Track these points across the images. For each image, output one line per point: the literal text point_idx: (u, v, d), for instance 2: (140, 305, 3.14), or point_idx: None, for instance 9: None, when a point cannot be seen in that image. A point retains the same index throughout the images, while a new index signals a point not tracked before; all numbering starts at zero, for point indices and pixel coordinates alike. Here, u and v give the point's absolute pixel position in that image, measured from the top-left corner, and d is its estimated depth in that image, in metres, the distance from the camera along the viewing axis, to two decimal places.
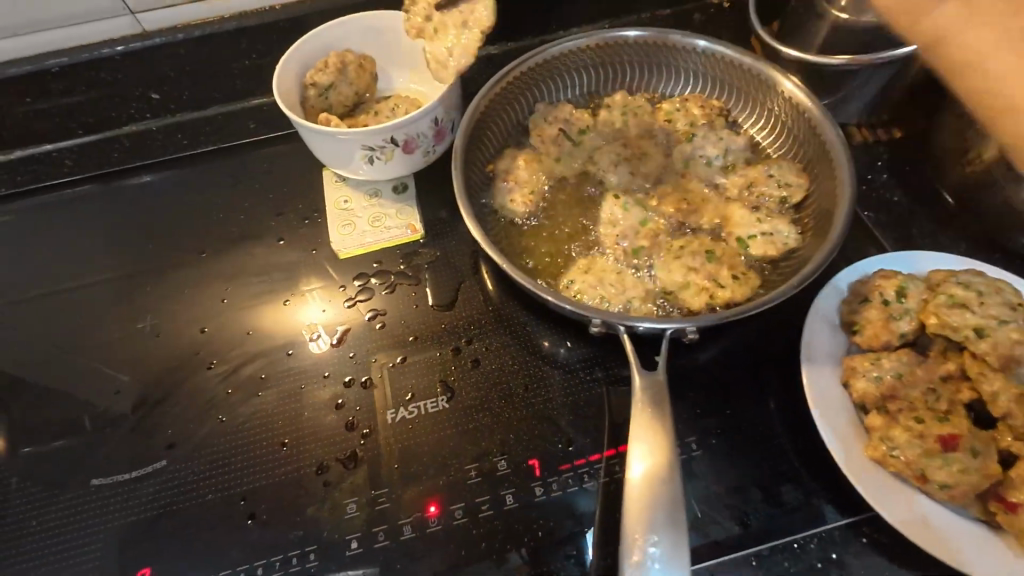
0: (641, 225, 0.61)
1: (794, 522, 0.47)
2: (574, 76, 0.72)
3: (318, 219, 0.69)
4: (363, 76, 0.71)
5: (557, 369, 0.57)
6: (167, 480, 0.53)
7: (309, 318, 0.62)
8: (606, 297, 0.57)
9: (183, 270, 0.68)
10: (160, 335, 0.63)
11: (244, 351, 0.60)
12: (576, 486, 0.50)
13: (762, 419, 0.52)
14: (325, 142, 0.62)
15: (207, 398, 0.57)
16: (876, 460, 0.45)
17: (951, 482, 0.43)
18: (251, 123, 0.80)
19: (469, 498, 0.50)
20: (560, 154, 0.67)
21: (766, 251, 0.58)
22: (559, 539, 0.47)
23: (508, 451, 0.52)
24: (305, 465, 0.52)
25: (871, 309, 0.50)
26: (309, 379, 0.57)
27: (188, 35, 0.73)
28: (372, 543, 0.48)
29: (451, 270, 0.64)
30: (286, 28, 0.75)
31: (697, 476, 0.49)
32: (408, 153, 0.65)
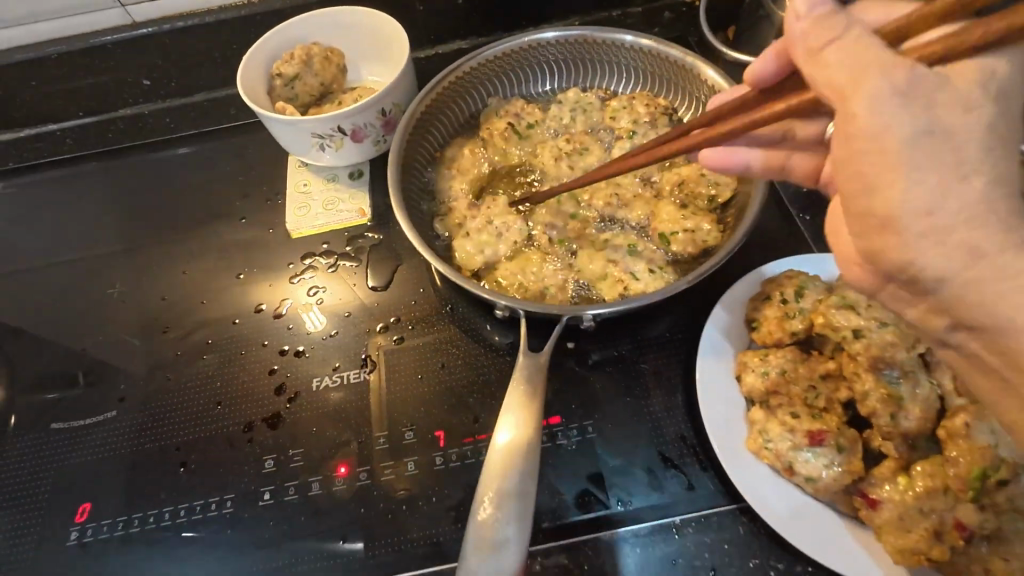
0: (569, 217, 0.64)
1: (672, 505, 0.49)
2: (527, 73, 0.74)
3: (279, 201, 0.75)
4: (328, 68, 0.75)
5: (478, 350, 0.61)
6: (116, 429, 0.59)
7: (257, 291, 0.67)
8: (525, 285, 0.60)
9: (155, 243, 0.74)
10: (128, 301, 0.69)
11: (197, 319, 0.66)
12: (473, 458, 0.54)
13: (659, 407, 0.54)
14: (278, 129, 0.67)
15: (159, 359, 0.63)
16: (753, 451, 0.47)
17: (815, 475, 0.44)
18: (232, 109, 0.86)
19: (375, 462, 0.54)
20: (505, 148, 0.70)
21: (685, 247, 0.60)
22: (448, 506, 0.52)
23: (417, 422, 0.56)
24: (234, 423, 0.57)
25: (770, 307, 0.51)
26: (249, 347, 0.62)
27: (172, 26, 0.78)
28: (283, 495, 0.53)
29: (391, 253, 0.68)
30: (263, 20, 0.80)
31: (587, 456, 0.52)
32: (358, 142, 0.69)
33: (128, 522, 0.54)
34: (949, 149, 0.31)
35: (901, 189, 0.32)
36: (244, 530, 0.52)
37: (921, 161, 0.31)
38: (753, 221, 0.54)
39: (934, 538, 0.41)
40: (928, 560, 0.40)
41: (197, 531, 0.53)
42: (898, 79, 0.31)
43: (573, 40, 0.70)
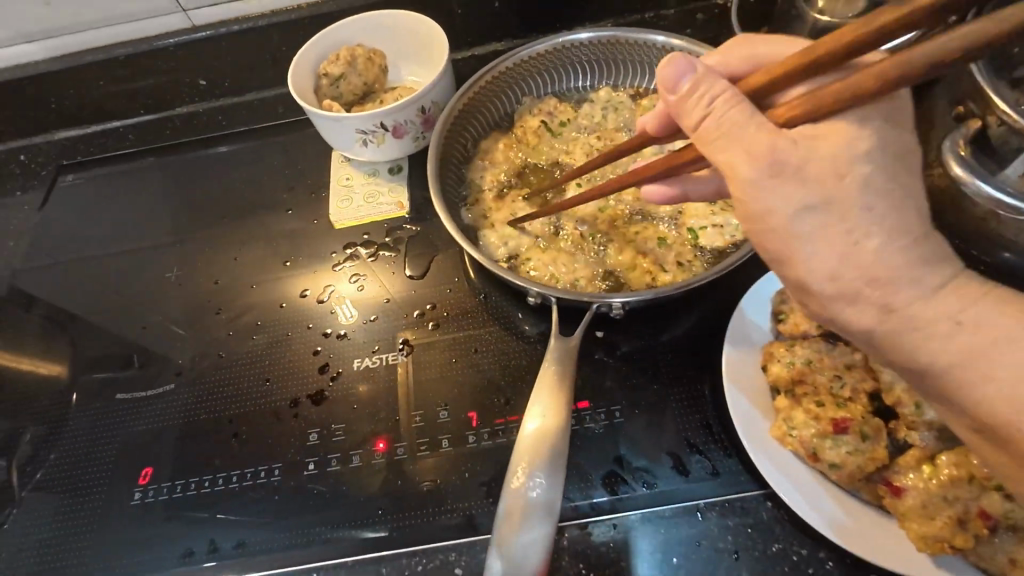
0: (599, 211, 0.66)
1: (698, 489, 0.51)
2: (561, 72, 0.77)
3: (323, 194, 0.79)
4: (371, 68, 0.79)
5: (510, 337, 0.63)
6: (173, 401, 0.64)
7: (303, 278, 0.71)
8: (556, 275, 0.62)
9: (208, 231, 0.79)
10: (184, 285, 0.74)
11: (247, 302, 0.70)
12: (505, 438, 0.57)
13: (685, 395, 0.56)
14: (325, 125, 0.71)
15: (213, 338, 0.68)
16: (778, 439, 0.48)
17: (839, 462, 0.45)
18: (280, 108, 0.91)
19: (411, 439, 0.58)
20: (539, 144, 0.73)
21: (714, 242, 0.61)
22: (480, 482, 0.54)
23: (451, 403, 0.59)
24: (281, 398, 0.62)
25: (796, 300, 0.52)
26: (295, 329, 0.67)
27: (229, 30, 0.84)
28: (326, 466, 0.57)
29: (428, 245, 0.71)
30: (311, 24, 0.84)
31: (614, 439, 0.54)
32: (399, 138, 0.73)
33: (185, 486, 0.59)
34: (835, 210, 0.34)
35: (790, 232, 0.35)
36: (290, 497, 0.56)
37: (805, 219, 0.35)
38: None
39: (958, 526, 0.41)
40: (953, 548, 0.41)
41: (247, 496, 0.57)
42: (759, 165, 0.35)
43: (606, 41, 0.72)
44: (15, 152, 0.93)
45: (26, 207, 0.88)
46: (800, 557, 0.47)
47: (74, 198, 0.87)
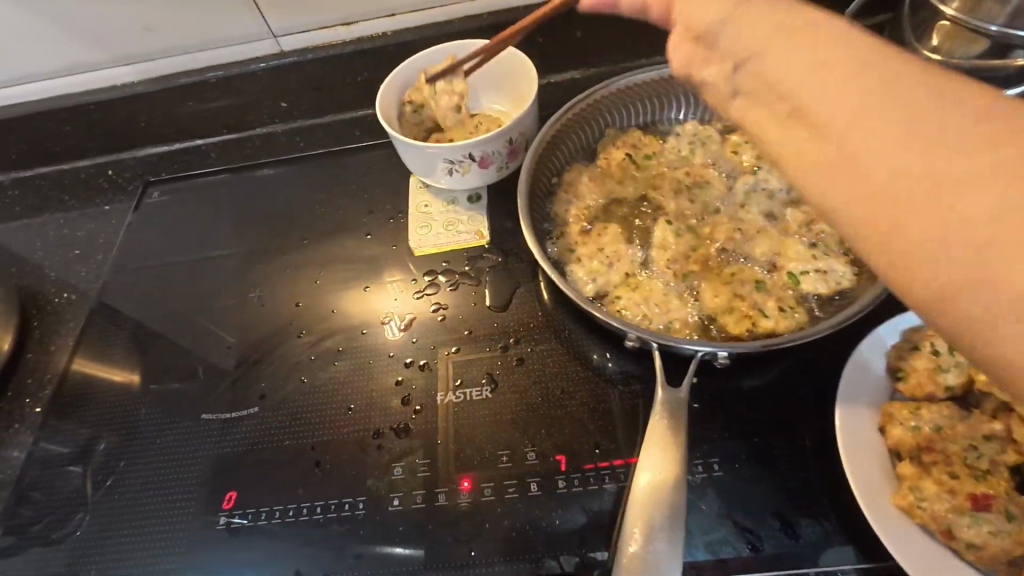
0: (691, 250, 0.64)
1: (810, 557, 0.48)
2: (647, 105, 0.76)
3: (401, 220, 0.79)
4: (453, 96, 0.79)
5: (596, 377, 0.62)
6: (255, 425, 0.65)
7: (384, 304, 0.71)
8: (648, 316, 0.60)
9: (287, 251, 0.81)
10: (264, 305, 0.75)
11: (327, 326, 0.71)
12: (595, 485, 0.55)
13: (790, 451, 0.53)
14: (413, 155, 0.71)
15: (294, 361, 0.69)
16: (901, 509, 0.44)
17: (980, 543, 0.41)
18: (357, 132, 0.93)
19: (498, 479, 0.56)
20: (625, 177, 0.71)
21: (816, 288, 0.59)
22: (570, 530, 0.53)
23: (538, 444, 0.58)
24: (364, 428, 0.61)
25: (918, 358, 0.49)
26: (376, 356, 0.67)
27: (316, 56, 0.86)
28: (411, 503, 0.56)
29: (509, 276, 0.70)
30: (394, 51, 0.85)
31: (714, 495, 0.51)
32: (484, 168, 0.73)
33: (270, 514, 0.59)
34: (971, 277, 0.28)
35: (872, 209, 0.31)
36: (376, 533, 0.56)
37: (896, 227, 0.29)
38: None
39: None
40: None
41: (331, 529, 0.57)
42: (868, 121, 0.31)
43: None
44: (105, 167, 0.97)
45: (114, 220, 0.91)
46: None
47: (159, 214, 0.90)
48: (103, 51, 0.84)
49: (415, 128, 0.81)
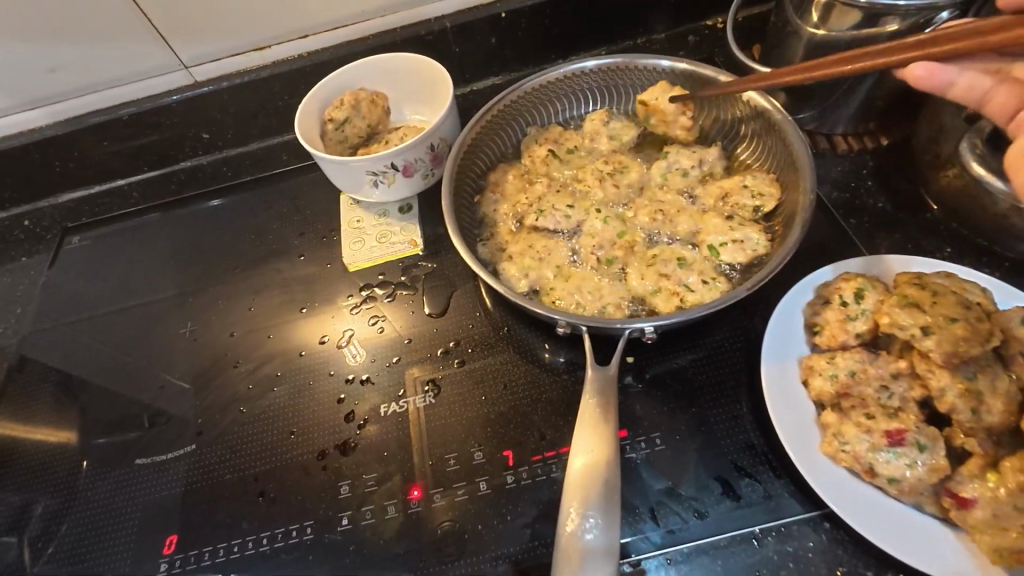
0: (618, 237, 0.66)
1: (751, 516, 0.49)
2: (562, 100, 0.78)
3: (334, 238, 0.79)
4: (375, 110, 0.80)
5: (537, 369, 0.62)
6: (195, 461, 0.63)
7: (323, 323, 0.70)
8: (582, 303, 0.61)
9: (219, 282, 0.78)
10: (199, 338, 0.73)
11: (264, 352, 0.69)
12: (544, 475, 0.55)
13: (724, 416, 0.54)
14: (337, 170, 0.71)
15: (232, 393, 0.67)
16: (829, 455, 0.46)
17: (899, 476, 0.44)
18: (284, 155, 0.91)
19: (447, 483, 0.56)
20: (549, 171, 0.73)
21: (735, 257, 0.61)
22: (522, 524, 0.53)
23: (485, 443, 0.58)
24: (309, 451, 0.60)
25: (830, 311, 0.51)
26: (316, 376, 0.66)
27: (232, 83, 0.84)
28: (360, 520, 0.56)
29: (444, 281, 0.71)
30: (313, 73, 0.85)
31: (656, 468, 0.52)
32: (409, 176, 0.73)
33: (213, 552, 0.57)
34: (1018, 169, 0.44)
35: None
36: (326, 556, 0.55)
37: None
38: (802, 227, 0.56)
39: None
40: None
41: (279, 558, 0.55)
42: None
43: (608, 67, 0.74)
44: (19, 218, 0.93)
45: (32, 272, 0.86)
46: None
47: (80, 261, 0.86)
48: (5, 96, 0.80)
49: (339, 147, 0.79)
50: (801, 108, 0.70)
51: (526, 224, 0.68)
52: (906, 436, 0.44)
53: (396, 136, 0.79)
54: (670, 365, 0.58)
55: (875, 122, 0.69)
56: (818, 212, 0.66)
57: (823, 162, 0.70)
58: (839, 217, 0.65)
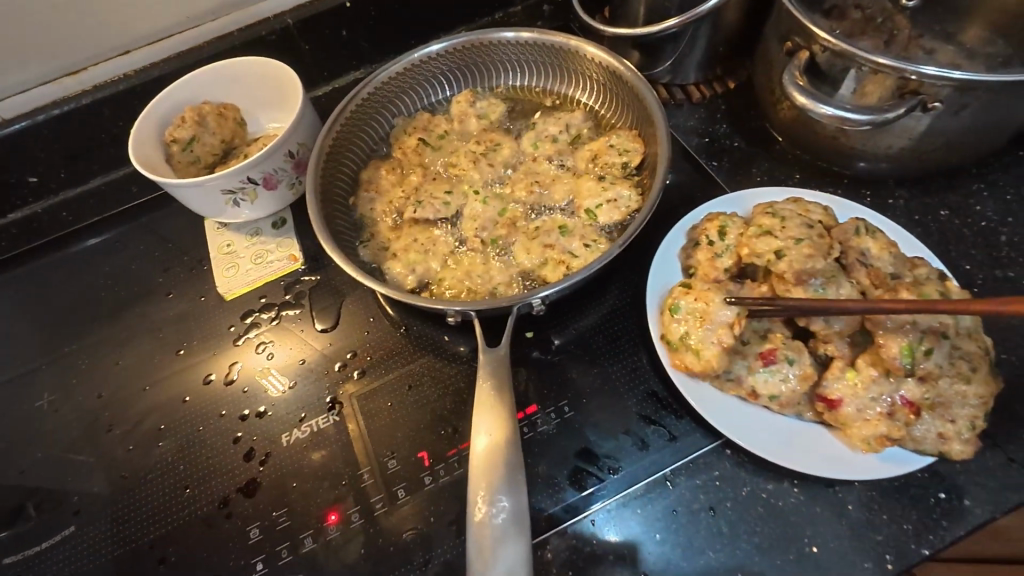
0: (499, 215, 0.65)
1: (661, 459, 0.51)
2: (423, 87, 0.75)
3: (204, 268, 0.72)
4: (225, 124, 0.73)
5: (441, 363, 0.61)
6: (78, 545, 0.56)
7: (206, 362, 0.64)
8: (474, 288, 0.60)
9: (77, 342, 0.69)
10: (62, 409, 0.64)
11: (143, 408, 0.62)
12: (462, 468, 0.54)
13: (624, 371, 0.56)
14: (187, 194, 0.64)
15: (111, 460, 0.60)
16: (718, 387, 0.49)
17: (777, 392, 0.47)
18: (133, 187, 0.82)
19: (365, 500, 0.54)
20: (422, 160, 0.71)
21: (612, 217, 0.63)
22: (447, 522, 0.52)
23: (398, 449, 0.56)
24: (208, 501, 0.55)
25: (700, 252, 0.54)
26: (206, 421, 0.60)
27: (48, 115, 0.74)
28: (277, 561, 0.52)
29: (332, 293, 0.67)
30: (146, 91, 0.77)
31: (567, 435, 0.53)
32: (272, 189, 0.68)
33: None
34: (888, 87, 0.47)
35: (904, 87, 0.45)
36: None
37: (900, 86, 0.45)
38: (664, 176, 0.58)
39: (888, 420, 0.44)
40: (890, 439, 0.44)
41: None
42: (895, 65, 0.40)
43: (462, 46, 0.72)
44: None
45: None
46: (769, 493, 0.49)
47: None
48: None
49: (191, 169, 0.72)
50: (653, 63, 0.72)
51: (406, 217, 0.66)
52: (780, 355, 0.47)
53: (254, 147, 0.73)
54: (569, 332, 0.58)
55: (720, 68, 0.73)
56: (683, 160, 0.69)
57: (681, 112, 0.73)
58: (701, 161, 0.68)
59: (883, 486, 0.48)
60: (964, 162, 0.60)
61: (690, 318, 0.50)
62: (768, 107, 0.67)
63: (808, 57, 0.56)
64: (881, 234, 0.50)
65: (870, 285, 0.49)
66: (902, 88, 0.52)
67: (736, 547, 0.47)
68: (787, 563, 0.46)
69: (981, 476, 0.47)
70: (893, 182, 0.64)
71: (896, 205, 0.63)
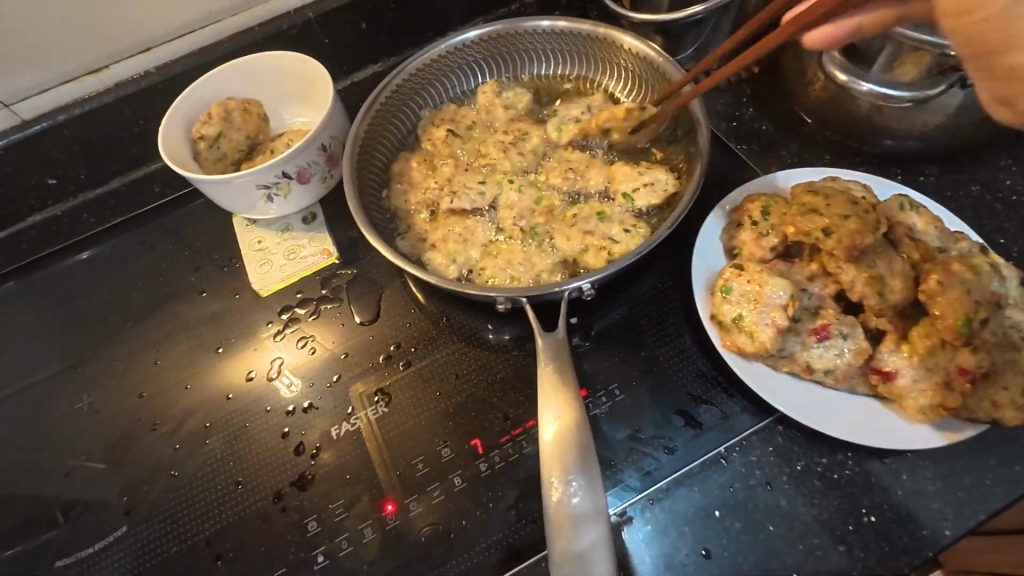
0: (535, 203, 0.65)
1: (716, 438, 0.51)
2: (449, 78, 0.75)
3: (236, 264, 0.71)
4: (250, 120, 0.72)
5: (486, 352, 0.61)
6: (132, 544, 0.55)
7: (246, 358, 0.64)
8: (516, 276, 0.60)
9: (111, 344, 0.69)
10: (102, 411, 0.64)
11: (185, 406, 0.62)
12: (515, 454, 0.55)
13: (672, 352, 0.56)
14: (221, 190, 0.64)
15: (157, 459, 0.59)
16: (771, 364, 0.50)
17: (832, 367, 0.48)
18: (156, 186, 0.81)
19: (421, 489, 0.54)
20: (453, 151, 0.71)
21: (650, 201, 0.63)
22: (506, 507, 0.52)
23: (450, 438, 0.56)
24: (261, 497, 0.55)
25: (744, 232, 0.54)
26: (252, 417, 0.60)
27: (70, 115, 0.72)
28: (337, 552, 0.52)
29: (370, 285, 0.67)
30: (167, 89, 0.76)
31: (621, 418, 0.53)
32: (305, 183, 0.68)
33: None
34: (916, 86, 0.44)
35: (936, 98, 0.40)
36: None
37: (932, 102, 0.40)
38: (703, 159, 0.58)
39: (944, 389, 0.45)
40: (946, 408, 0.45)
41: None
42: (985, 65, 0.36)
43: (489, 36, 0.72)
44: None
45: None
46: (824, 466, 0.49)
47: None
48: None
49: (219, 165, 0.71)
50: (679, 49, 0.73)
51: (443, 207, 0.66)
52: (833, 330, 0.48)
53: (282, 142, 0.73)
54: (615, 317, 0.59)
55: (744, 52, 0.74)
56: (713, 144, 0.69)
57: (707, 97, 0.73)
58: (732, 145, 0.69)
59: (935, 456, 0.49)
60: (994, 137, 0.61)
61: (742, 298, 0.50)
62: (797, 89, 0.67)
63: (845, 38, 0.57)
64: (925, 209, 0.51)
65: (919, 259, 0.50)
66: (943, 67, 0.53)
67: (796, 520, 0.48)
68: (847, 534, 0.47)
69: None
70: (923, 160, 0.65)
71: (927, 182, 0.64)
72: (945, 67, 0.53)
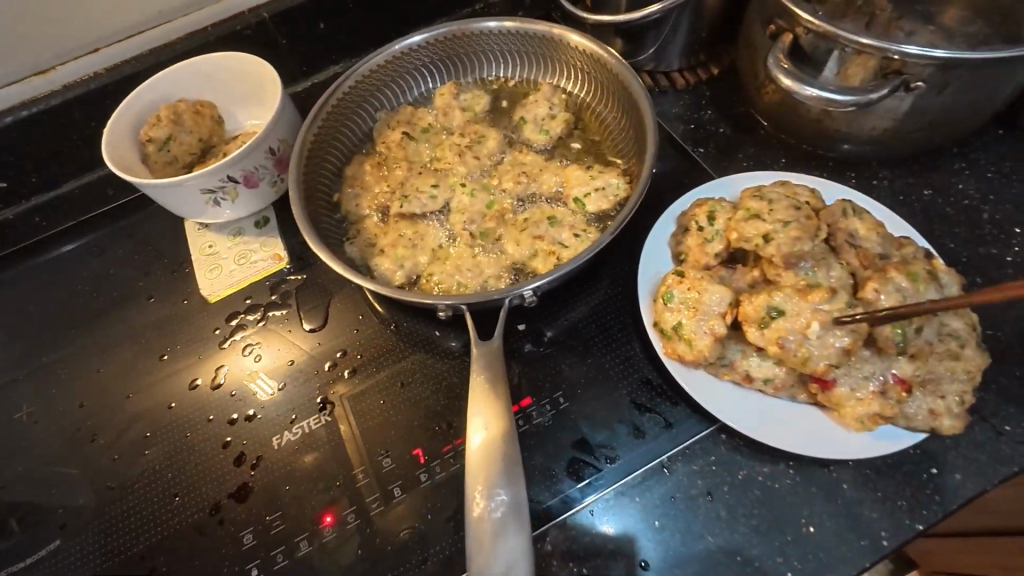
0: (487, 208, 0.65)
1: (657, 447, 0.51)
2: (405, 80, 0.74)
3: (186, 270, 0.70)
4: (202, 122, 0.71)
5: (433, 359, 0.60)
6: (65, 558, 0.54)
7: (192, 366, 0.63)
8: (464, 283, 0.59)
9: (56, 351, 0.67)
10: (44, 421, 0.62)
11: (127, 416, 0.61)
12: (457, 464, 0.54)
13: (618, 360, 0.55)
14: (165, 195, 0.63)
15: (96, 471, 0.58)
16: (713, 372, 0.49)
17: (771, 376, 0.47)
18: (109, 190, 0.79)
19: (360, 501, 0.53)
20: (407, 154, 0.70)
21: (600, 206, 0.62)
22: (445, 518, 0.51)
23: (392, 448, 0.55)
24: (199, 509, 0.54)
25: (689, 237, 0.54)
26: (194, 426, 0.59)
27: (16, 118, 0.71)
28: (272, 565, 0.51)
29: (320, 291, 0.66)
30: (118, 90, 0.74)
31: (564, 427, 0.52)
32: (254, 187, 0.67)
33: None
34: None
35: None
36: None
37: None
38: (651, 163, 0.58)
39: (881, 399, 0.45)
40: (883, 417, 0.45)
41: None
42: None
43: (443, 37, 0.71)
44: None
45: None
46: (764, 476, 0.49)
47: None
48: None
49: (169, 169, 0.70)
50: (637, 51, 0.72)
51: (394, 212, 0.65)
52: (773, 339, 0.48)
53: (234, 144, 0.71)
54: (563, 323, 0.58)
55: (703, 54, 0.73)
56: (670, 147, 0.69)
57: (665, 99, 0.73)
58: (688, 148, 0.68)
59: (875, 465, 0.48)
60: (947, 141, 0.61)
61: (683, 306, 0.50)
62: (752, 92, 0.67)
63: (792, 40, 0.56)
64: (868, 215, 0.51)
65: (860, 266, 0.49)
66: (885, 68, 0.52)
67: (735, 531, 0.47)
68: (785, 544, 0.46)
69: (970, 450, 0.48)
70: (876, 163, 0.64)
71: (881, 186, 0.63)
72: (889, 70, 0.52)
